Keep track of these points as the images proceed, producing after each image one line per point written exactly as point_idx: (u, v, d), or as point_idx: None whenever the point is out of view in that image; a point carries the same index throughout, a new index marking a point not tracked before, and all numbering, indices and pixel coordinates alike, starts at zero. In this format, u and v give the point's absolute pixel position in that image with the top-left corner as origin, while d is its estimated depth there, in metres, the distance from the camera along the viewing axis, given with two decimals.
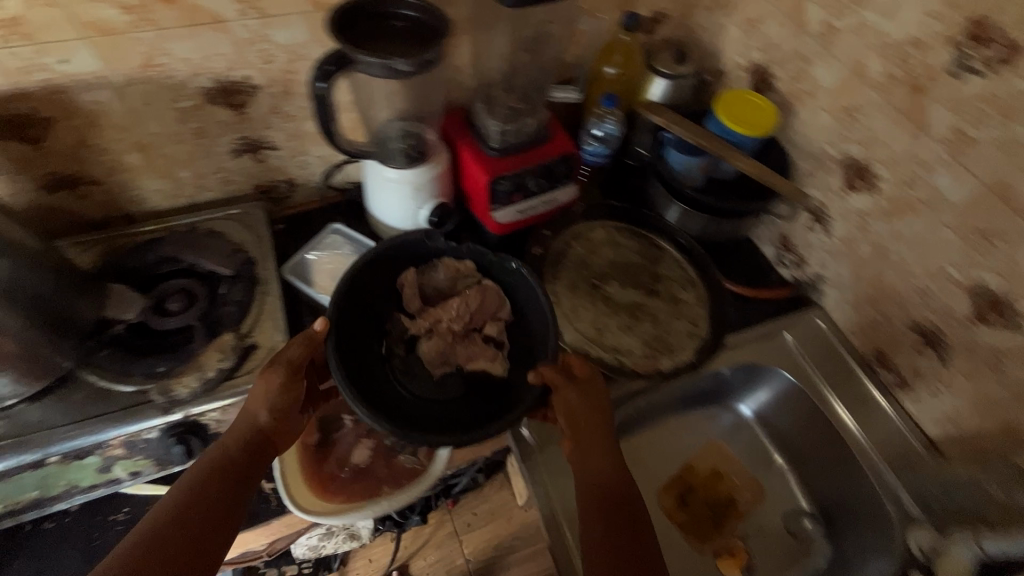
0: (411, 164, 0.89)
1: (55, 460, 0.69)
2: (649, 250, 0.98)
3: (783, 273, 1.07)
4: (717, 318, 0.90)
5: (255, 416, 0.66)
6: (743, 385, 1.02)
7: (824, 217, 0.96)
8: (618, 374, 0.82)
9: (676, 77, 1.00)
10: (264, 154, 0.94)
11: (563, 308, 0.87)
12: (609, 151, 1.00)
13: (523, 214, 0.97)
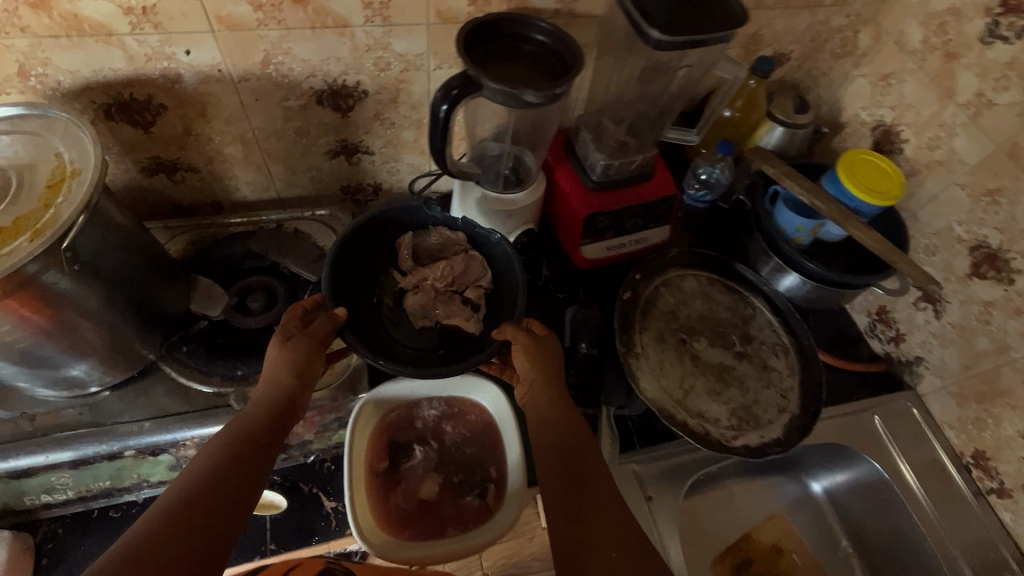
0: (509, 190, 0.85)
1: (131, 454, 0.69)
2: (740, 307, 0.92)
3: (875, 347, 1.01)
4: (809, 393, 0.85)
5: (277, 386, 0.65)
6: (819, 459, 0.97)
7: (938, 299, 0.89)
8: (703, 442, 0.77)
9: (795, 127, 0.93)
10: (359, 157, 0.92)
11: (649, 362, 0.83)
12: (713, 198, 0.94)
13: (612, 250, 0.93)
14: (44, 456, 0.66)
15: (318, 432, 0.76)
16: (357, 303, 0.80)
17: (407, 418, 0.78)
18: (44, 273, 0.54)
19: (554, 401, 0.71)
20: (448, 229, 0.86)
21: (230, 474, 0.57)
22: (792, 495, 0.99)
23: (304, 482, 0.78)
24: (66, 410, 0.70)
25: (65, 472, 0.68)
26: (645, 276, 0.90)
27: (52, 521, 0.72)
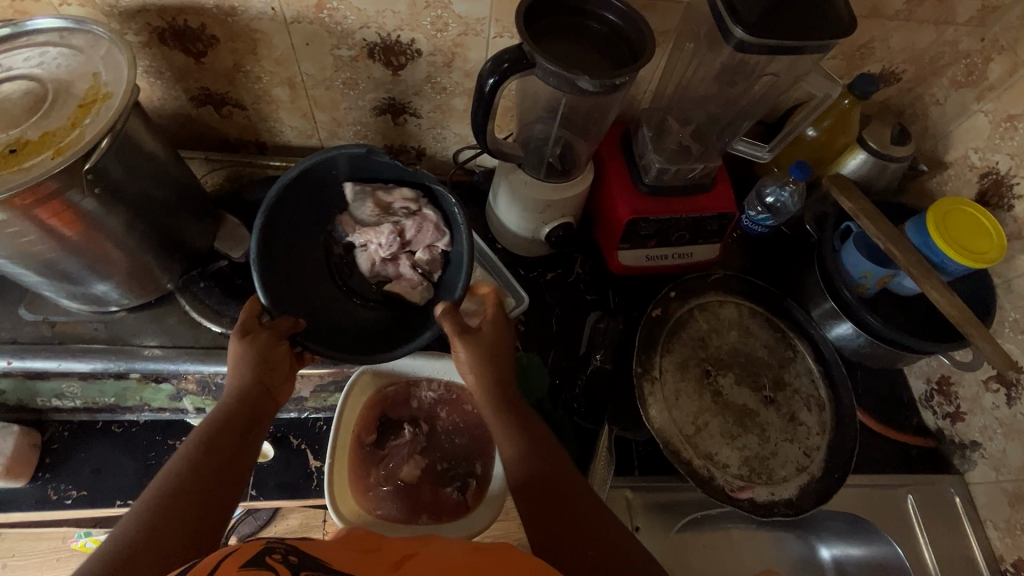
0: (551, 178, 0.80)
1: (136, 377, 0.72)
2: (780, 349, 0.84)
3: (926, 418, 0.90)
4: (838, 456, 0.77)
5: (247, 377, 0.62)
6: (836, 527, 0.88)
7: (1014, 383, 0.79)
8: (706, 486, 0.71)
9: (886, 159, 0.82)
10: (405, 119, 0.88)
11: (665, 388, 0.77)
12: (774, 224, 0.85)
13: (650, 261, 0.86)
14: (56, 363, 0.69)
15: (314, 391, 0.76)
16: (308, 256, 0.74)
17: (403, 397, 0.77)
18: (68, 191, 0.54)
19: (510, 422, 0.64)
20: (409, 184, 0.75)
21: (215, 458, 0.54)
22: (796, 552, 0.91)
23: (295, 435, 0.78)
24: (86, 323, 0.72)
25: (75, 382, 0.71)
26: (680, 295, 0.83)
27: (60, 425, 0.75)
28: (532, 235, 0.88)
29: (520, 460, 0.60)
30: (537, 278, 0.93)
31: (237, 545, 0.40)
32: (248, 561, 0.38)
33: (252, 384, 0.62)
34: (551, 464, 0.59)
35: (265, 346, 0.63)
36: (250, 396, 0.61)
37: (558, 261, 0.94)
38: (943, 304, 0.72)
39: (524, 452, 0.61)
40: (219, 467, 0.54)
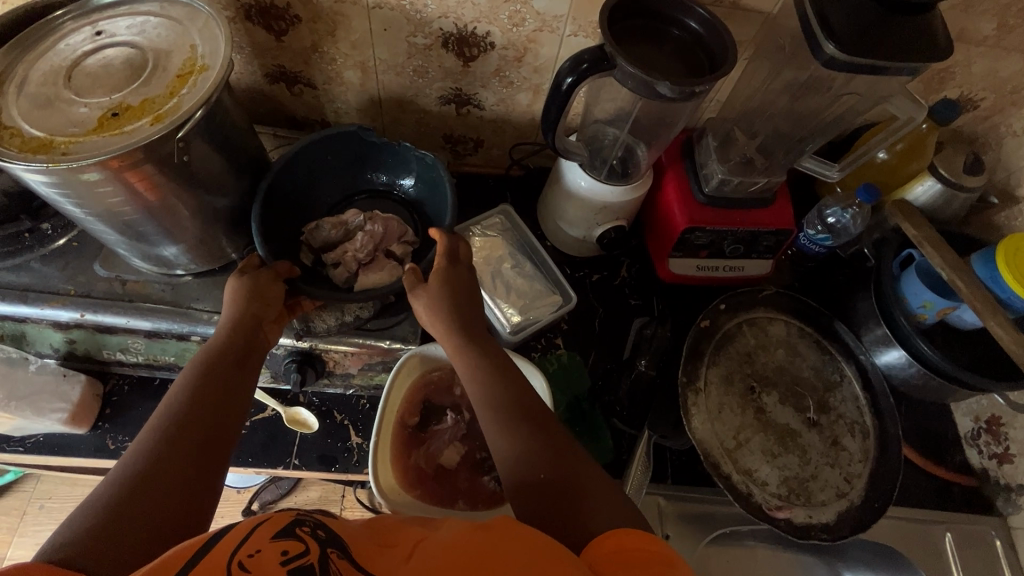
0: (611, 180, 0.80)
1: (196, 340, 0.73)
2: (826, 372, 0.83)
3: (970, 456, 0.88)
4: (880, 487, 0.75)
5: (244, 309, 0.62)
6: (866, 557, 0.87)
7: None
8: (744, 501, 0.70)
9: (957, 188, 0.80)
10: (468, 110, 0.89)
11: (708, 401, 0.76)
12: (834, 245, 0.83)
13: (701, 271, 0.86)
14: (124, 320, 0.71)
15: (362, 369, 0.78)
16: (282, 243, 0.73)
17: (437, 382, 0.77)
18: (157, 157, 0.56)
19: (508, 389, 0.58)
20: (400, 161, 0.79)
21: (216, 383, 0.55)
22: None
23: (338, 411, 0.80)
24: (153, 283, 0.75)
25: (140, 339, 0.73)
26: (730, 308, 0.82)
27: (120, 378, 0.78)
28: (584, 235, 0.89)
29: (518, 456, 0.52)
30: (583, 279, 0.94)
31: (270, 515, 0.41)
32: (280, 530, 0.40)
33: (246, 316, 0.62)
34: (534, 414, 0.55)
35: (259, 282, 0.64)
36: (242, 327, 0.61)
37: (606, 263, 0.95)
38: (1007, 341, 0.70)
39: (520, 446, 0.53)
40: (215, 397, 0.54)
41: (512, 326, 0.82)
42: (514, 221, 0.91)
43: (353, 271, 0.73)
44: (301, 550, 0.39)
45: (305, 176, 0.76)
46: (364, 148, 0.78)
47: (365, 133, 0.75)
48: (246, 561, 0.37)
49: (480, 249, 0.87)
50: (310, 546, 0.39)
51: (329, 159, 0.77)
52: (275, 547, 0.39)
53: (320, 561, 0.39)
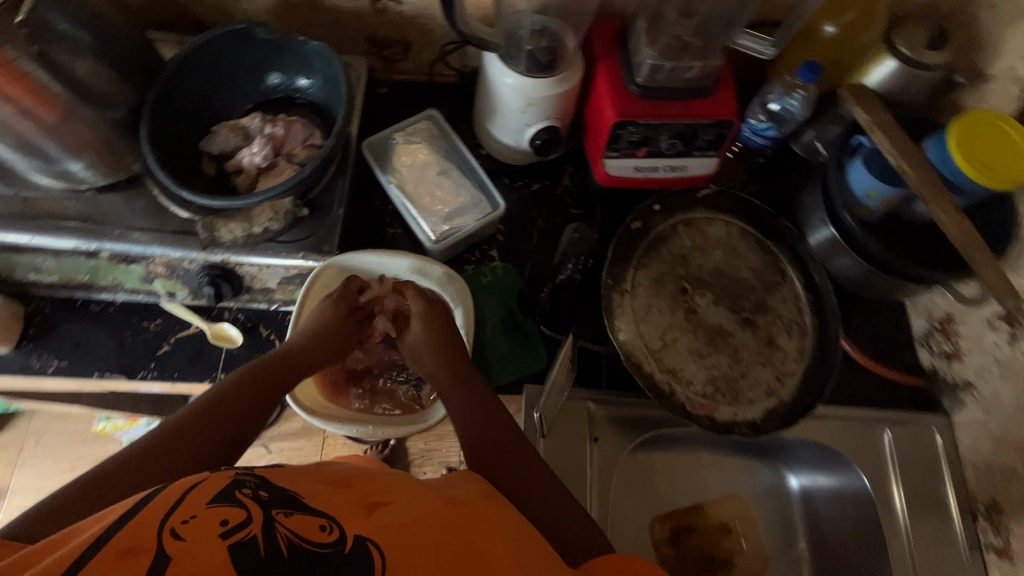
0: (533, 72, 0.75)
1: (106, 257, 0.71)
2: (768, 272, 0.79)
3: (922, 357, 0.85)
4: (813, 383, 0.73)
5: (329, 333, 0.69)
6: (809, 458, 0.86)
7: (1018, 321, 0.71)
8: (665, 400, 0.69)
9: (915, 65, 0.72)
10: (384, 5, 0.82)
11: (635, 302, 0.74)
12: (777, 134, 0.79)
13: (639, 173, 0.81)
14: (29, 238, 0.69)
15: (282, 283, 0.76)
16: (180, 153, 0.71)
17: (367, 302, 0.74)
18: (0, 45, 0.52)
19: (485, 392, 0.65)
20: (300, 60, 0.73)
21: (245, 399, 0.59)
22: (765, 482, 0.91)
23: (265, 325, 0.79)
24: (58, 199, 0.72)
25: (49, 257, 0.71)
26: (665, 209, 0.78)
27: (42, 299, 0.77)
28: (516, 139, 0.84)
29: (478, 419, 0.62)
30: (521, 189, 0.90)
31: (206, 477, 0.42)
32: (215, 495, 0.41)
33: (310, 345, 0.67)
34: (493, 418, 0.62)
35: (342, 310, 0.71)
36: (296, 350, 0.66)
37: (545, 171, 0.90)
38: (947, 225, 0.65)
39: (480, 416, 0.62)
40: (261, 397, 0.60)
41: (436, 236, 0.79)
42: (442, 127, 0.85)
43: (255, 178, 0.70)
44: (243, 519, 0.40)
45: (202, 85, 0.72)
46: (256, 49, 0.72)
47: (255, 30, 0.69)
48: (179, 528, 0.38)
49: (403, 155, 0.82)
50: (251, 514, 0.40)
51: (228, 62, 0.72)
52: (211, 513, 0.39)
53: (263, 529, 0.39)
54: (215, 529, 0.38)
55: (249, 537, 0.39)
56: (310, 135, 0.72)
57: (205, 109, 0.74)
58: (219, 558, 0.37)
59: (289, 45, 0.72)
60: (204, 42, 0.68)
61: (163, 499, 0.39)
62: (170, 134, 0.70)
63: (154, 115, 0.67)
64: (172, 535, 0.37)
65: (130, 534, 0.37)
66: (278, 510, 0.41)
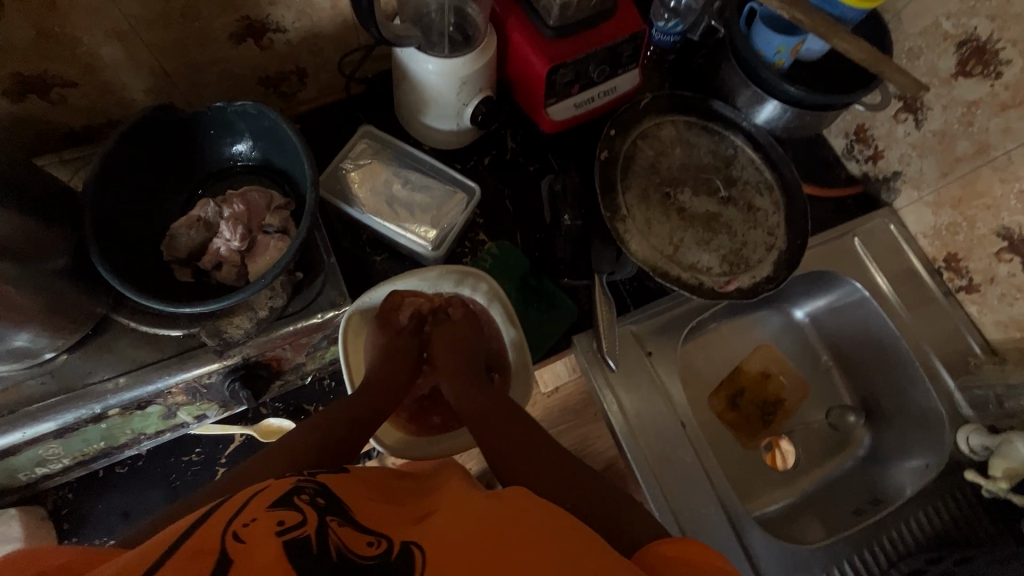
0: (454, 52, 0.75)
1: (116, 413, 0.65)
2: (721, 150, 0.87)
3: (852, 169, 1.00)
4: (796, 225, 0.84)
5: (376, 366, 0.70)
6: (803, 289, 1.00)
7: (919, 108, 0.86)
8: (696, 291, 0.76)
9: None
10: (270, 39, 0.77)
11: (636, 223, 0.79)
12: (685, 28, 0.87)
13: (580, 108, 0.85)
14: (21, 434, 0.60)
15: (309, 353, 0.74)
16: (146, 272, 0.64)
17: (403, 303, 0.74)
18: None
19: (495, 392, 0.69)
20: (221, 125, 0.67)
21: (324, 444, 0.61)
22: (777, 325, 1.04)
23: (308, 403, 0.77)
24: (27, 381, 0.63)
25: (53, 443, 0.63)
26: (620, 130, 0.83)
27: (58, 489, 0.69)
28: (457, 122, 0.84)
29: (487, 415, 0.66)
30: (477, 167, 0.90)
31: (269, 484, 0.49)
32: (279, 498, 0.48)
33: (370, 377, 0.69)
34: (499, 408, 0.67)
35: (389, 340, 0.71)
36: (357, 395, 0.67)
37: (489, 142, 0.92)
38: (853, 52, 0.75)
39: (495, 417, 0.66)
40: (332, 443, 0.61)
41: (432, 243, 0.78)
42: (382, 139, 0.83)
43: (241, 264, 0.65)
44: (298, 519, 0.45)
45: (130, 193, 0.64)
46: (169, 133, 0.65)
47: (163, 113, 0.62)
48: (241, 531, 0.43)
49: (361, 182, 0.79)
50: (306, 517, 0.46)
51: (147, 158, 0.64)
52: (271, 516, 0.45)
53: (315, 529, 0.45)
54: (271, 529, 0.44)
55: (303, 536, 0.44)
56: (272, 199, 0.68)
57: (145, 217, 0.66)
58: (276, 553, 0.42)
59: (203, 115, 0.65)
60: (115, 147, 0.60)
61: (232, 506, 0.45)
62: (125, 258, 0.62)
63: (101, 243, 0.59)
64: (233, 537, 0.43)
65: (201, 540, 0.42)
66: (331, 517, 0.47)
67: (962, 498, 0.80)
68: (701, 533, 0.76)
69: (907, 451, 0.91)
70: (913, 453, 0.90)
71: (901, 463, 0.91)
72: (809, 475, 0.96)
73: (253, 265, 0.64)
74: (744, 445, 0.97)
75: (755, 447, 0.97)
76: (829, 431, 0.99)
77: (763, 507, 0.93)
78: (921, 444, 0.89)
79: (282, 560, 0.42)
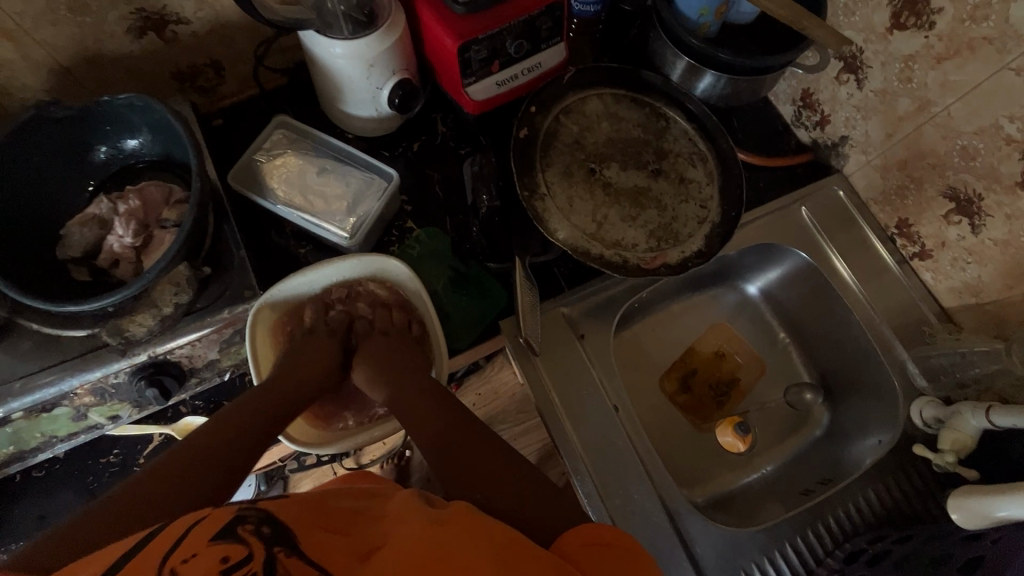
0: (357, 34, 0.72)
1: (21, 416, 0.64)
2: (653, 122, 0.84)
3: (802, 136, 0.95)
4: (731, 196, 0.80)
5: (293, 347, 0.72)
6: (752, 263, 0.96)
7: (859, 67, 0.82)
8: (621, 268, 0.73)
9: None
10: (173, 31, 0.75)
11: (558, 201, 0.76)
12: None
13: (502, 87, 0.82)
14: None
15: (224, 349, 0.73)
16: (38, 271, 0.63)
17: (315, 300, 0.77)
18: None
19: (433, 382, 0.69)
20: (113, 119, 0.65)
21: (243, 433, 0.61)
22: (731, 302, 1.00)
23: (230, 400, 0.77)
24: None
25: None
26: (542, 107, 0.80)
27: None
28: (375, 107, 0.81)
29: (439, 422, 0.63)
30: (403, 154, 0.88)
31: (209, 513, 0.47)
32: (221, 529, 0.46)
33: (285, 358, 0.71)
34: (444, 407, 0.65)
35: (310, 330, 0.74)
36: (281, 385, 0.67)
37: (417, 127, 0.89)
38: (774, 9, 0.71)
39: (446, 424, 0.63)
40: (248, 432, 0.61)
41: (349, 232, 0.76)
42: (297, 129, 0.81)
43: (136, 260, 0.64)
44: (244, 555, 0.44)
45: (20, 193, 0.63)
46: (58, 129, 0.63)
47: (45, 110, 0.60)
48: (179, 567, 0.42)
49: (273, 172, 0.78)
50: (251, 550, 0.44)
51: (37, 156, 0.63)
52: (211, 551, 0.44)
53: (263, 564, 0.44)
54: (215, 567, 0.43)
55: (248, 574, 0.43)
56: (172, 195, 0.67)
57: (41, 217, 0.65)
58: None
59: (91, 111, 0.64)
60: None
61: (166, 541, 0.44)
62: (16, 258, 0.61)
63: None
64: (171, 574, 0.42)
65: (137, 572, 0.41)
66: (279, 548, 0.46)
67: (913, 475, 0.76)
68: (637, 520, 0.73)
69: (864, 426, 0.87)
70: (871, 428, 0.86)
71: (859, 439, 0.88)
72: (764, 456, 0.93)
73: (148, 260, 0.63)
74: (696, 427, 0.94)
75: (708, 429, 0.94)
76: (786, 410, 0.95)
77: (714, 491, 0.90)
78: (879, 417, 0.86)
79: None
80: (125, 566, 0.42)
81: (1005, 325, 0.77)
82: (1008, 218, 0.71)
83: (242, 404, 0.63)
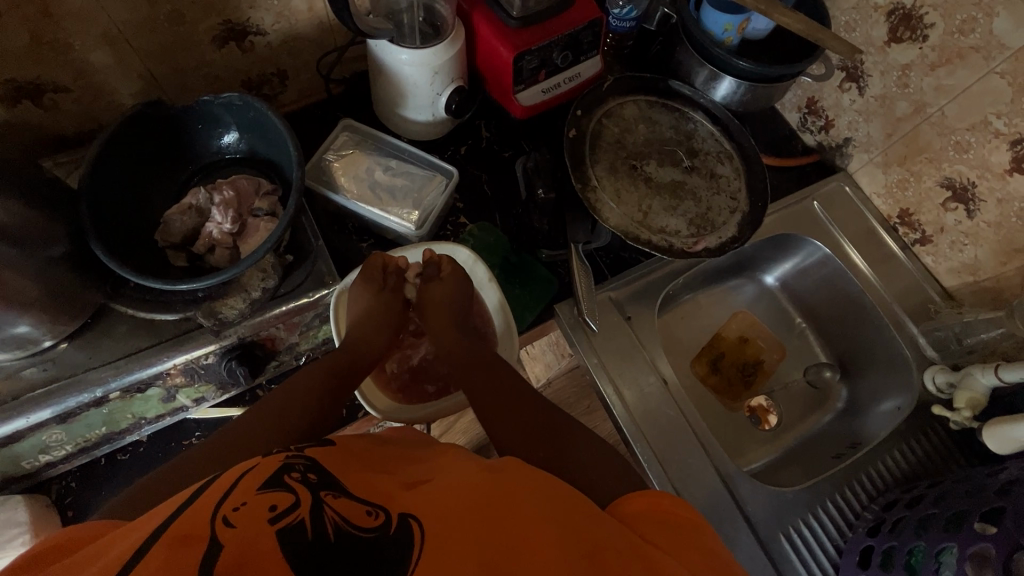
0: (426, 45, 0.80)
1: (117, 396, 0.67)
2: (683, 125, 0.93)
3: (808, 139, 1.06)
4: (756, 189, 0.89)
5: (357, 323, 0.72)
6: (771, 254, 1.05)
7: (861, 76, 0.93)
8: (667, 251, 0.81)
9: None
10: (250, 42, 0.81)
11: (607, 193, 0.84)
12: (638, 13, 0.94)
13: (548, 94, 0.90)
14: (25, 420, 0.62)
15: (302, 333, 0.78)
16: (138, 255, 0.67)
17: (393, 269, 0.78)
18: None
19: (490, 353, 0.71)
20: (206, 117, 0.71)
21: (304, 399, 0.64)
22: (750, 291, 1.09)
23: None
24: (28, 368, 0.65)
25: (55, 429, 0.66)
26: (586, 111, 0.89)
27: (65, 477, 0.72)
28: (433, 112, 0.88)
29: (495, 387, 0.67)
30: (453, 156, 0.95)
31: (258, 462, 0.46)
32: (267, 479, 0.45)
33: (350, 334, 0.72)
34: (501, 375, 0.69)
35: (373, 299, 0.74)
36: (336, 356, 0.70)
37: (464, 132, 0.97)
38: (792, 24, 0.81)
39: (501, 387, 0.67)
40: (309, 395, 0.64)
41: (416, 224, 0.82)
42: (361, 131, 0.88)
43: (233, 245, 0.69)
44: (290, 501, 0.43)
45: (124, 185, 0.68)
46: (159, 126, 0.69)
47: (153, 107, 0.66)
48: (232, 514, 0.40)
49: (344, 171, 0.84)
50: (297, 496, 0.43)
51: (141, 150, 0.68)
52: (262, 498, 0.42)
53: (309, 511, 0.42)
54: (264, 513, 0.41)
55: (297, 519, 0.42)
56: (259, 186, 0.72)
57: (140, 208, 0.70)
58: (271, 538, 0.40)
59: (191, 110, 0.70)
60: (111, 140, 0.63)
61: (221, 484, 0.43)
62: (121, 244, 0.66)
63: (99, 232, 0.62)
64: (224, 522, 0.40)
65: (190, 521, 0.39)
66: (324, 494, 0.45)
67: (931, 435, 0.85)
68: (693, 485, 0.78)
69: (880, 397, 0.95)
70: (887, 396, 0.94)
71: (877, 408, 0.95)
72: (790, 431, 1.00)
73: (245, 245, 0.68)
74: (728, 406, 1.01)
75: (739, 408, 1.01)
76: (807, 388, 1.03)
77: (748, 463, 0.96)
78: (894, 387, 0.94)
79: (278, 546, 0.39)
80: (184, 510, 0.40)
81: (1001, 298, 0.87)
82: (1000, 201, 0.82)
83: (295, 381, 0.66)
